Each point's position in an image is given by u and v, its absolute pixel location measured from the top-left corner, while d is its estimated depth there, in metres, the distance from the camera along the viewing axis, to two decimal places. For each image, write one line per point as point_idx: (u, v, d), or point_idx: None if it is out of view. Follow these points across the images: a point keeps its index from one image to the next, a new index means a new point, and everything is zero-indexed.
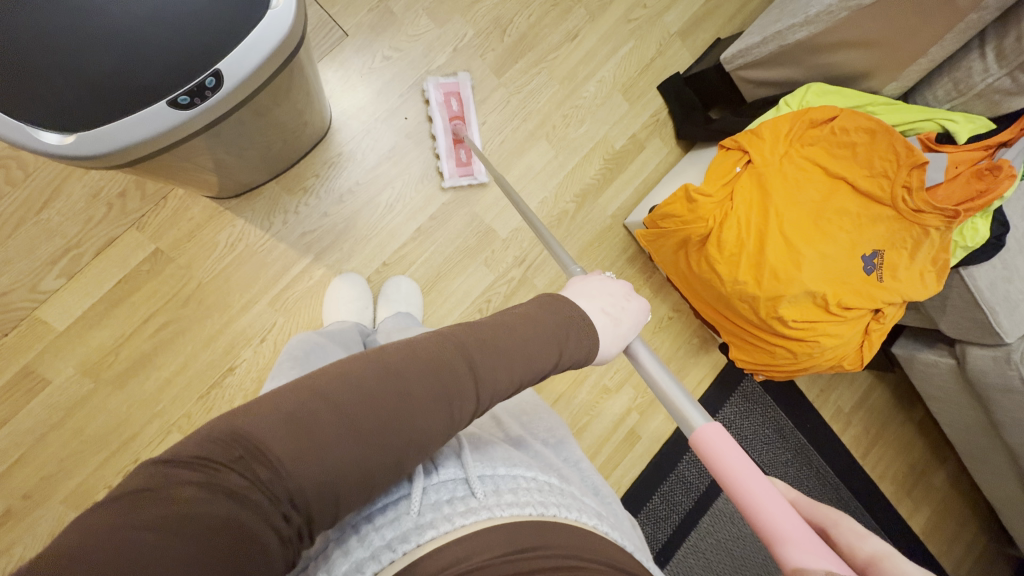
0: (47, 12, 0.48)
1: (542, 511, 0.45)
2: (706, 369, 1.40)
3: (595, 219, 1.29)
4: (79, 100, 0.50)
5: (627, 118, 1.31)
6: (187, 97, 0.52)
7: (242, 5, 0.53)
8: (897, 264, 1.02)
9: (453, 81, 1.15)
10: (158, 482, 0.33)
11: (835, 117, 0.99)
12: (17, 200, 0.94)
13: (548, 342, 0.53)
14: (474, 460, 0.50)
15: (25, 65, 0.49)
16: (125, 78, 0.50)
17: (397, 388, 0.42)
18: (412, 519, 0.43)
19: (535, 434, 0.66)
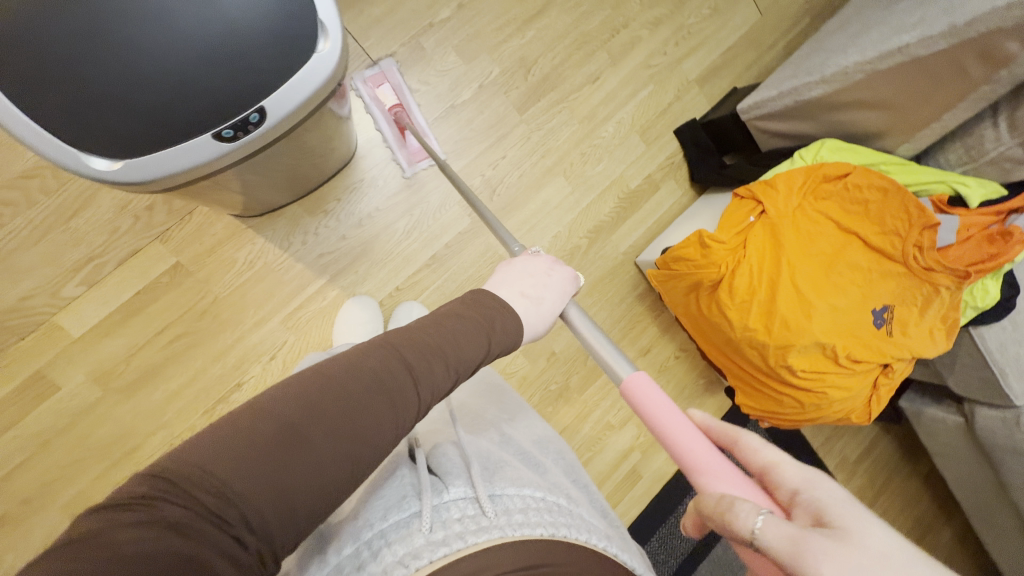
0: (105, 47, 0.50)
1: (552, 533, 0.44)
2: (711, 411, 1.40)
3: (607, 255, 1.31)
4: (131, 129, 0.52)
5: (642, 159, 1.34)
6: (232, 131, 0.55)
7: (288, 49, 0.55)
8: (907, 320, 1.02)
9: (376, 71, 1.11)
10: (97, 528, 0.32)
11: (849, 173, 1.01)
12: (48, 208, 0.95)
13: (479, 334, 0.54)
14: (484, 479, 0.49)
15: (80, 95, 0.50)
16: (173, 111, 0.52)
17: (335, 396, 0.43)
18: (424, 536, 0.43)
19: (541, 450, 0.65)
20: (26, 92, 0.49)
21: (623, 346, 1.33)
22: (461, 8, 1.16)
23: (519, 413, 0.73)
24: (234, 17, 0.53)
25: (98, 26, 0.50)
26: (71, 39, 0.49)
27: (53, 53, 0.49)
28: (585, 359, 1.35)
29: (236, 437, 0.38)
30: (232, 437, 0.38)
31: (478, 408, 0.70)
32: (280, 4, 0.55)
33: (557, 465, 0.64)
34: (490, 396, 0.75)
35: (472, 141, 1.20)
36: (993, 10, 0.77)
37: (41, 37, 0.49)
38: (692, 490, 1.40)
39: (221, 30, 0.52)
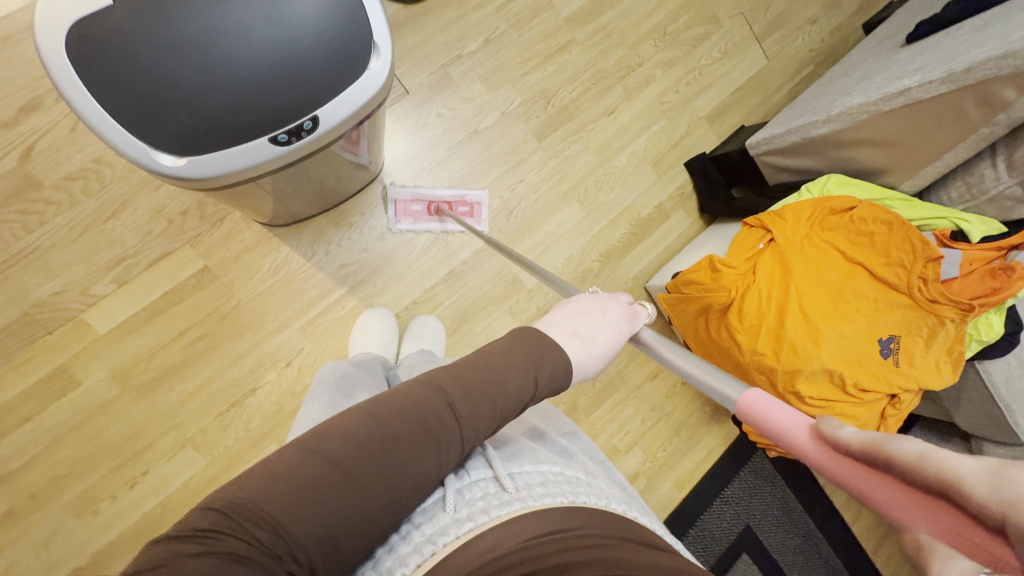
0: (185, 56, 0.55)
1: (573, 499, 0.47)
2: (716, 442, 1.49)
3: (617, 278, 1.36)
4: (196, 131, 0.56)
5: (653, 189, 1.40)
6: (286, 136, 0.59)
7: (343, 66, 0.60)
8: (913, 352, 1.05)
9: (394, 206, 1.18)
10: (166, 559, 0.34)
11: (854, 207, 1.06)
12: (88, 209, 0.99)
13: (524, 371, 0.52)
14: (501, 462, 0.52)
15: (156, 98, 0.54)
16: (238, 117, 0.57)
17: (382, 432, 0.43)
18: (450, 515, 0.45)
19: (552, 432, 0.67)
20: (104, 91, 0.53)
21: (630, 368, 1.40)
22: (488, 43, 1.24)
23: None
24: (302, 36, 0.58)
25: (179, 36, 0.55)
26: (151, 46, 0.54)
27: (134, 57, 0.54)
28: (593, 381, 1.37)
29: (292, 468, 0.40)
30: (288, 468, 0.40)
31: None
32: (342, 27, 0.60)
33: (570, 445, 0.66)
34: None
35: (492, 164, 1.26)
36: (988, 59, 0.83)
37: (124, 41, 0.54)
38: (698, 519, 1.45)
39: (290, 48, 0.58)
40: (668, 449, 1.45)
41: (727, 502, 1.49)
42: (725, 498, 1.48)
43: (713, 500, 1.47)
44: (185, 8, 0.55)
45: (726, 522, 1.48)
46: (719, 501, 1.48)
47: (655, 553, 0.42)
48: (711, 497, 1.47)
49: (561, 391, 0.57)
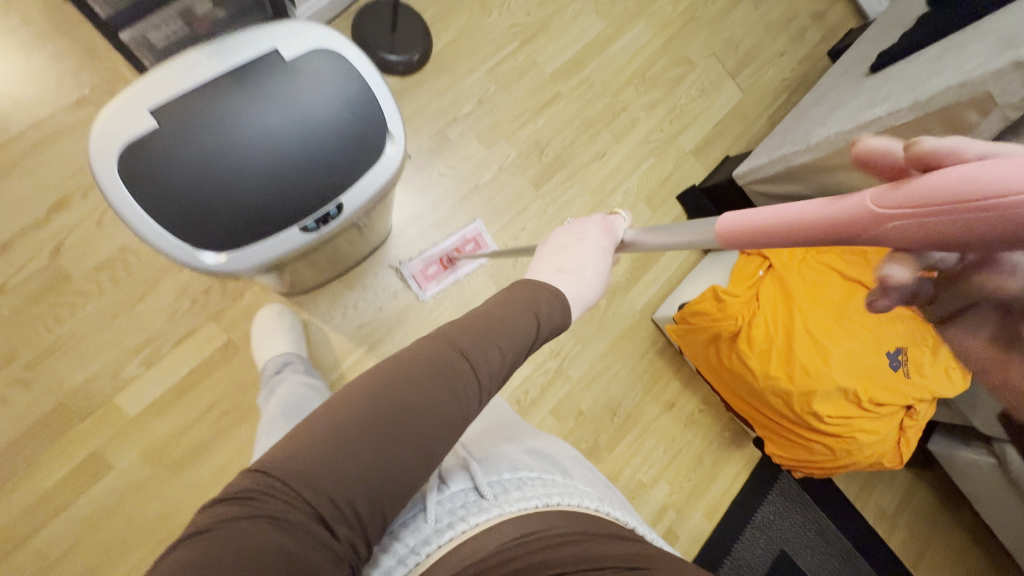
0: (221, 153, 0.59)
1: (548, 499, 0.54)
2: (740, 465, 1.49)
3: (624, 313, 1.41)
4: (237, 225, 0.60)
5: (650, 223, 1.46)
6: (314, 224, 0.64)
7: (364, 151, 0.65)
8: (922, 361, 1.10)
9: (415, 277, 1.23)
10: (214, 523, 0.37)
11: None
12: (116, 296, 1.03)
13: (528, 317, 0.52)
14: (483, 474, 0.59)
15: (201, 197, 0.59)
16: (274, 209, 0.62)
17: (404, 383, 0.44)
18: (432, 524, 0.52)
19: (528, 442, 0.75)
20: (154, 203, 0.58)
21: (647, 400, 1.42)
22: (481, 104, 1.32)
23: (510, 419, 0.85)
24: (324, 133, 0.63)
25: (216, 145, 0.59)
26: (192, 158, 0.58)
27: (178, 170, 0.58)
28: (612, 417, 1.38)
29: (326, 428, 0.40)
30: (323, 429, 0.40)
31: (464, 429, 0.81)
32: (359, 119, 0.65)
33: (546, 452, 0.74)
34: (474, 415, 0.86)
35: (495, 216, 1.31)
36: (949, 88, 0.88)
37: (168, 157, 0.58)
38: (732, 548, 1.44)
39: (315, 145, 0.63)
40: (693, 478, 1.45)
41: (760, 528, 1.48)
42: (756, 524, 1.48)
43: (745, 527, 1.47)
44: (220, 119, 0.59)
45: (760, 548, 1.47)
46: (751, 527, 1.47)
47: (616, 544, 0.50)
48: (743, 523, 1.47)
49: (559, 333, 0.58)
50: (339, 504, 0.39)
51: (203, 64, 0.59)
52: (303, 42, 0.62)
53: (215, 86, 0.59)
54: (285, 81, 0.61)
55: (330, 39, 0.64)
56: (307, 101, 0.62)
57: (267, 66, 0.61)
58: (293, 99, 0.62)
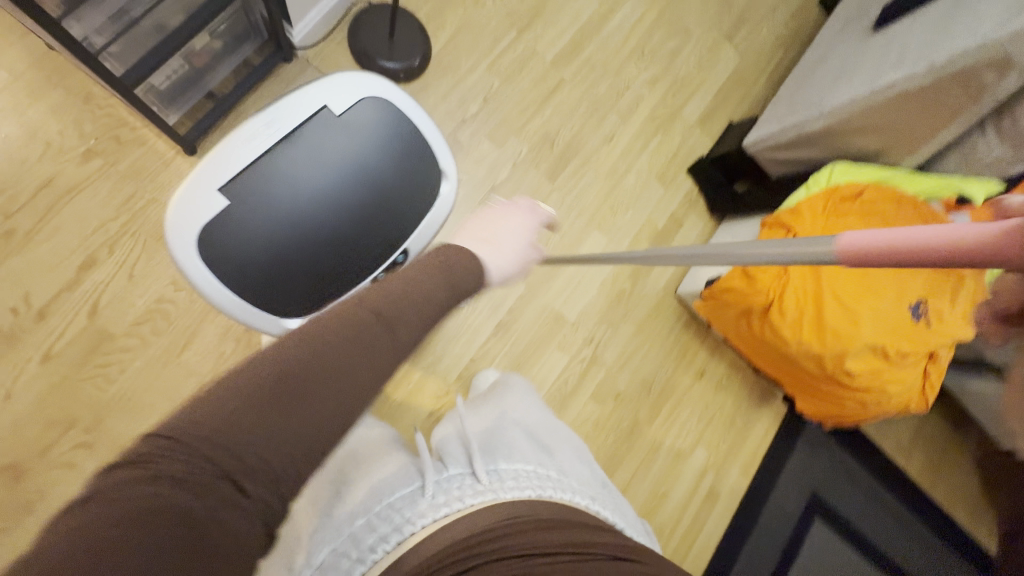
0: (294, 218, 0.63)
1: (539, 493, 0.58)
2: (769, 420, 1.58)
3: (649, 292, 1.45)
4: (315, 288, 0.66)
5: (664, 200, 1.47)
6: (382, 273, 0.71)
7: (419, 193, 0.70)
8: (941, 309, 1.16)
9: None
10: (103, 488, 0.34)
11: (862, 191, 1.13)
12: (161, 346, 1.03)
13: (441, 283, 0.57)
14: (482, 461, 0.61)
15: (281, 265, 0.63)
16: (347, 263, 0.67)
17: (341, 346, 0.44)
18: (427, 501, 0.55)
19: (533, 422, 0.78)
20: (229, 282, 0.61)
21: (678, 373, 1.48)
22: (486, 102, 1.30)
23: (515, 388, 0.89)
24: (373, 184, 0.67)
25: (281, 217, 0.62)
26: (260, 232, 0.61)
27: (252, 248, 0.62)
28: (648, 393, 1.44)
29: (254, 392, 0.39)
30: (249, 390, 0.39)
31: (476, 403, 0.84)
32: (404, 161, 0.68)
33: (552, 439, 0.76)
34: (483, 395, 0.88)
35: None
36: (966, 50, 0.89)
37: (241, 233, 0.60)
38: (768, 497, 1.53)
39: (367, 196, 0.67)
40: (727, 438, 1.53)
41: (792, 475, 1.58)
42: (788, 472, 1.57)
43: (778, 476, 1.56)
44: (289, 184, 0.62)
45: (794, 494, 1.56)
46: (784, 476, 1.56)
47: (595, 532, 0.54)
48: (776, 473, 1.56)
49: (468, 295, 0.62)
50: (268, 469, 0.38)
51: (262, 137, 0.60)
52: (346, 95, 0.65)
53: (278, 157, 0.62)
54: (340, 140, 0.65)
55: (367, 86, 0.66)
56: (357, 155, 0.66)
57: (319, 125, 0.63)
58: (346, 158, 0.65)
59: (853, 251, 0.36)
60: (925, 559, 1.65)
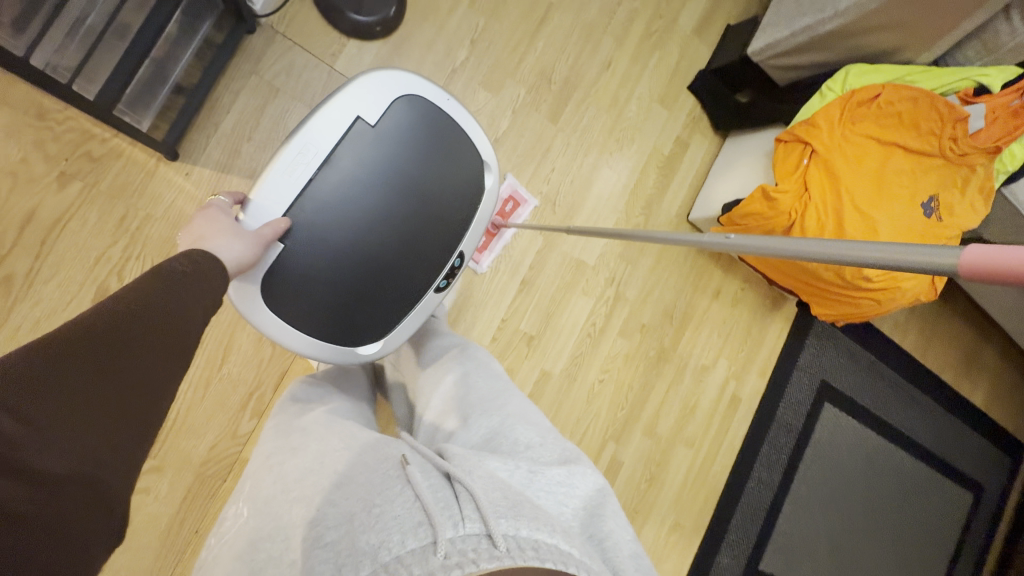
0: (365, 255, 0.79)
1: (563, 568, 0.43)
2: (781, 324, 1.66)
3: (663, 222, 1.41)
4: (393, 310, 0.84)
5: (669, 124, 1.42)
6: (444, 282, 0.88)
7: (460, 207, 0.86)
8: (952, 201, 1.17)
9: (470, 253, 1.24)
10: None
11: (880, 94, 1.11)
12: (200, 363, 1.02)
13: (196, 292, 0.51)
14: (497, 511, 0.45)
15: (365, 297, 0.81)
16: (412, 281, 0.84)
17: (105, 346, 0.40)
18: (439, 559, 0.40)
19: (546, 462, 0.61)
20: (307, 313, 0.78)
21: (697, 295, 1.52)
22: (474, 46, 1.19)
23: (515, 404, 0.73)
24: (420, 191, 0.81)
25: (347, 238, 0.77)
26: (334, 256, 0.77)
27: (316, 270, 0.77)
28: (670, 320, 1.49)
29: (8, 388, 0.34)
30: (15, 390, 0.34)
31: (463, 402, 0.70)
32: (438, 153, 0.83)
33: (573, 483, 0.60)
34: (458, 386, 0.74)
35: (523, 165, 1.26)
36: None
37: (306, 266, 0.76)
38: (785, 393, 1.65)
39: (415, 205, 0.81)
40: (745, 347, 1.62)
41: (804, 369, 1.69)
42: (801, 367, 1.69)
43: (793, 371, 1.67)
44: (352, 228, 0.77)
45: (805, 385, 1.69)
46: (797, 371, 1.68)
47: None
48: (791, 370, 1.67)
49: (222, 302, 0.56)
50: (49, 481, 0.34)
51: (302, 165, 0.74)
52: (377, 104, 0.77)
53: (324, 184, 0.75)
54: (374, 147, 0.78)
55: (399, 81, 0.79)
56: (398, 166, 0.80)
57: (357, 133, 0.77)
58: (389, 167, 0.79)
59: (978, 269, 0.33)
60: (914, 412, 1.88)
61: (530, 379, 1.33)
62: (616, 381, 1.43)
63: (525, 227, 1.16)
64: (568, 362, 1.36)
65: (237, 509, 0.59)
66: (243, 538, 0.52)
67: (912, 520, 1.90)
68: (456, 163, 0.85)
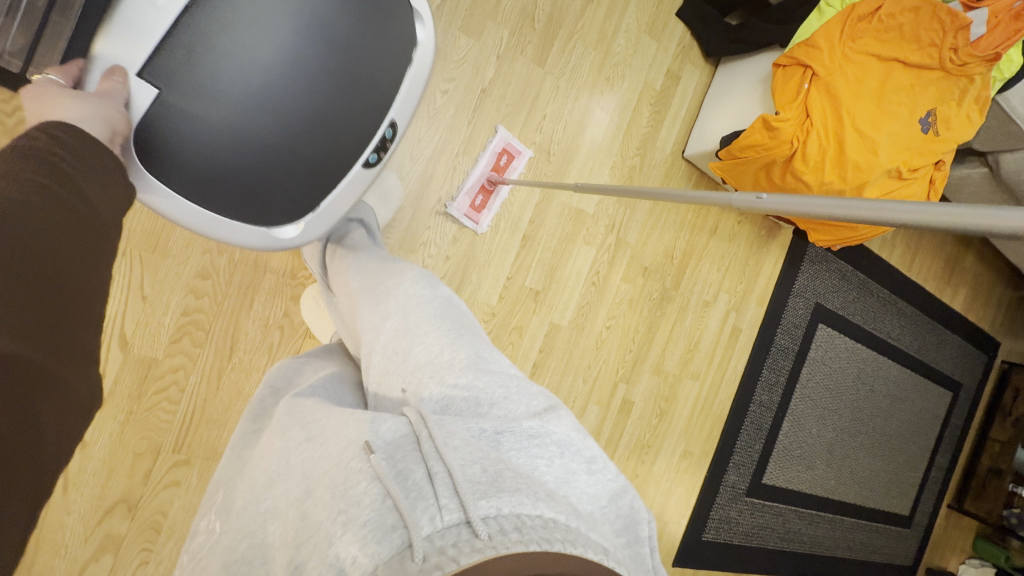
0: (269, 122, 0.67)
1: (549, 548, 0.36)
2: (777, 252, 1.68)
3: (659, 161, 1.38)
4: (309, 190, 0.74)
5: (659, 56, 1.35)
6: (373, 158, 0.78)
7: (389, 77, 0.76)
8: (948, 116, 1.16)
9: (472, 221, 1.20)
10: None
11: (880, 6, 1.08)
12: (210, 356, 1.00)
13: (98, 194, 0.43)
14: (476, 494, 0.39)
15: (270, 171, 0.70)
16: (332, 159, 0.74)
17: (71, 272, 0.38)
18: (417, 563, 0.35)
19: (517, 417, 0.54)
20: (204, 187, 0.67)
21: (695, 234, 1.52)
22: None
23: (485, 347, 0.63)
24: (332, 44, 0.69)
25: (241, 97, 0.65)
26: (235, 118, 0.65)
27: (207, 136, 0.65)
28: (671, 261, 1.49)
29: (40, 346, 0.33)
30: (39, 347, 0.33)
31: (410, 364, 0.57)
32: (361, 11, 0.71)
33: (548, 435, 0.53)
34: (400, 337, 0.61)
35: (514, 115, 1.20)
36: None
37: (202, 135, 0.65)
38: (781, 320, 1.70)
39: (327, 63, 0.69)
40: (744, 279, 1.64)
41: (799, 294, 1.73)
42: (796, 292, 1.72)
43: (789, 297, 1.71)
44: (247, 85, 0.65)
45: (800, 308, 1.73)
46: (792, 297, 1.71)
47: None
48: (787, 295, 1.70)
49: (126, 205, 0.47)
50: (52, 429, 0.32)
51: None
52: None
53: (217, 36, 0.63)
54: None
55: None
56: (307, 11, 0.67)
57: None
58: (295, 15, 0.66)
59: None
60: (901, 323, 1.97)
61: (540, 333, 1.34)
62: (622, 327, 1.45)
63: (523, 182, 1.12)
64: (574, 313, 1.37)
65: (209, 524, 0.52)
66: (218, 560, 0.42)
67: (897, 422, 2.03)
68: (383, 22, 0.74)
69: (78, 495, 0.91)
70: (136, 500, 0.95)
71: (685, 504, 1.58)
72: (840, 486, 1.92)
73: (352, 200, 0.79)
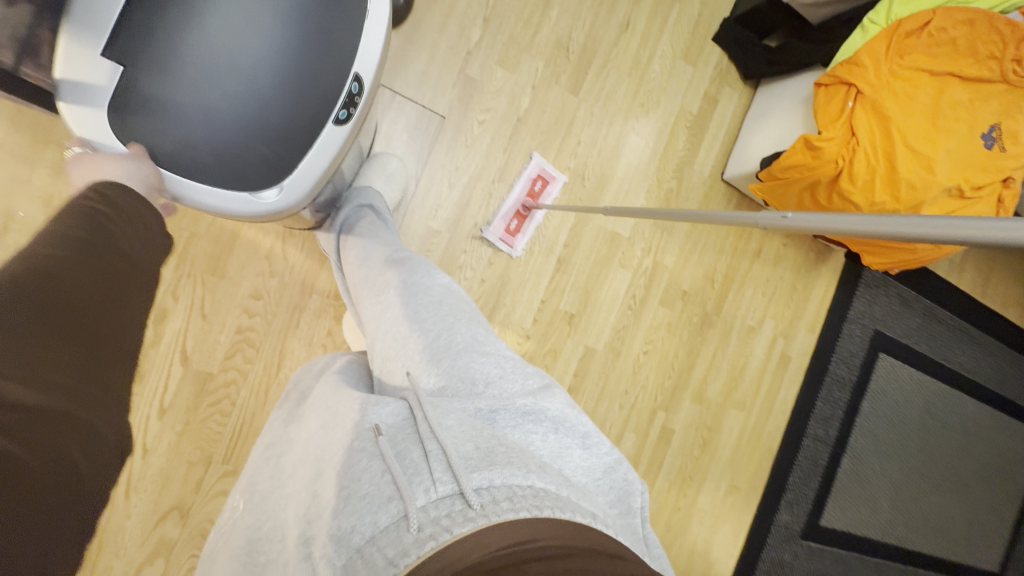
0: (235, 89, 0.66)
1: (539, 513, 0.37)
2: (829, 277, 1.59)
3: (697, 184, 1.36)
4: (281, 152, 0.68)
5: (695, 80, 1.35)
6: (344, 112, 0.70)
7: (351, 28, 0.71)
8: (1016, 131, 1.08)
9: (507, 245, 1.23)
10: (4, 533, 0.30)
11: (930, 20, 1.04)
12: (259, 371, 1.06)
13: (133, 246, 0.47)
14: (470, 467, 0.41)
15: (240, 137, 0.66)
16: (299, 117, 0.69)
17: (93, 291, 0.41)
18: (412, 533, 0.36)
19: (510, 395, 0.55)
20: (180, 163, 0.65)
21: (737, 257, 1.48)
22: (487, 23, 1.16)
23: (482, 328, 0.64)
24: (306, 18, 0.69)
25: (207, 70, 0.65)
26: (201, 88, 0.65)
27: (176, 111, 0.65)
28: (711, 284, 1.45)
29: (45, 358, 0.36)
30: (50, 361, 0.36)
31: (407, 348, 0.59)
32: None
33: (542, 412, 0.55)
34: (398, 323, 0.62)
35: (548, 141, 1.24)
36: None
37: (172, 112, 0.64)
38: (835, 347, 1.60)
39: (295, 26, 0.68)
40: (792, 304, 1.56)
41: (855, 319, 1.62)
42: (852, 317, 1.62)
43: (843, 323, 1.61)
44: (214, 58, 0.65)
45: (856, 335, 1.63)
46: (847, 323, 1.61)
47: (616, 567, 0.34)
48: (840, 320, 1.61)
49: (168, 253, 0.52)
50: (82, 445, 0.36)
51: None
52: None
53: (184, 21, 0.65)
54: None
55: None
56: None
57: None
58: None
59: None
60: (975, 353, 1.80)
61: (575, 357, 1.33)
62: (660, 352, 1.41)
63: (556, 208, 1.14)
64: (611, 336, 1.35)
65: (233, 501, 0.55)
66: (245, 543, 0.45)
67: (975, 460, 1.83)
68: None
69: (138, 499, 0.98)
70: (188, 506, 1.01)
71: (731, 541, 1.49)
72: (910, 532, 1.74)
73: (329, 162, 0.71)
